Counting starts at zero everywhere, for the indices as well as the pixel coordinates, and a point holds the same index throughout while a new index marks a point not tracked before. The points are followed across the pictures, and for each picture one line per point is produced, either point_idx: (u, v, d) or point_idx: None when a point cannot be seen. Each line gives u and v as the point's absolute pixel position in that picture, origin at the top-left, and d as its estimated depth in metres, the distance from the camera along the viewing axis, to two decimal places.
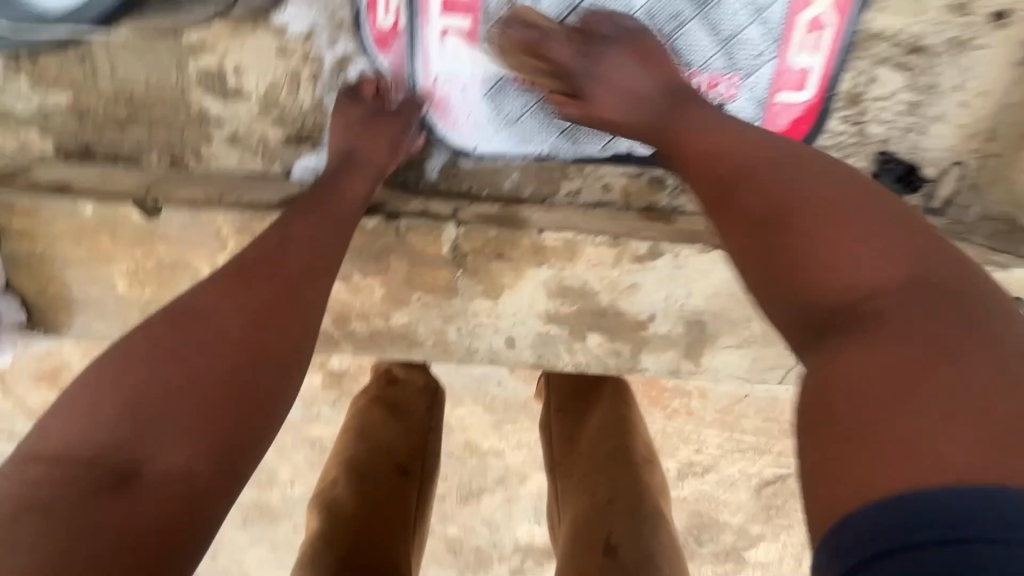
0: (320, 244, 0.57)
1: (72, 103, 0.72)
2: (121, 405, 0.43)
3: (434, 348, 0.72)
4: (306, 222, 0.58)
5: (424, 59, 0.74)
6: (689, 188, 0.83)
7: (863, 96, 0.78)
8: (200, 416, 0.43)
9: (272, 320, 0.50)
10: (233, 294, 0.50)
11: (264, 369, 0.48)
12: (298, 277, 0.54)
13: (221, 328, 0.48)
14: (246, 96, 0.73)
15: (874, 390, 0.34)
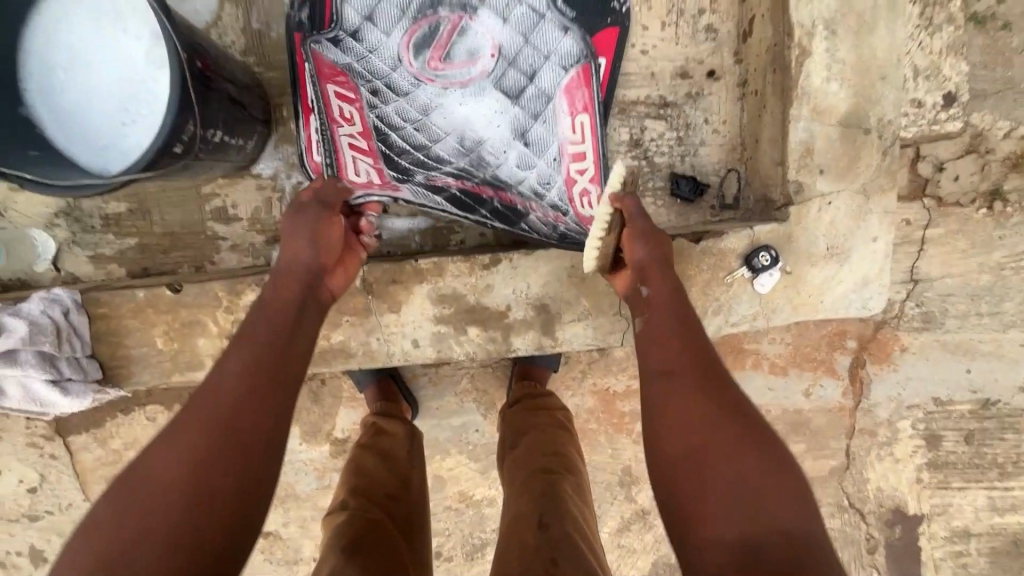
0: (254, 369, 0.67)
1: (137, 243, 1.16)
2: (103, 549, 0.54)
3: (364, 356, 1.02)
4: (245, 348, 0.68)
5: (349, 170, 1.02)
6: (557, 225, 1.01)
7: (642, 140, 1.12)
8: (168, 549, 0.54)
9: (219, 445, 0.61)
10: (193, 429, 0.61)
11: (221, 487, 0.59)
12: (236, 406, 0.63)
13: (175, 460, 0.59)
14: (240, 219, 1.16)
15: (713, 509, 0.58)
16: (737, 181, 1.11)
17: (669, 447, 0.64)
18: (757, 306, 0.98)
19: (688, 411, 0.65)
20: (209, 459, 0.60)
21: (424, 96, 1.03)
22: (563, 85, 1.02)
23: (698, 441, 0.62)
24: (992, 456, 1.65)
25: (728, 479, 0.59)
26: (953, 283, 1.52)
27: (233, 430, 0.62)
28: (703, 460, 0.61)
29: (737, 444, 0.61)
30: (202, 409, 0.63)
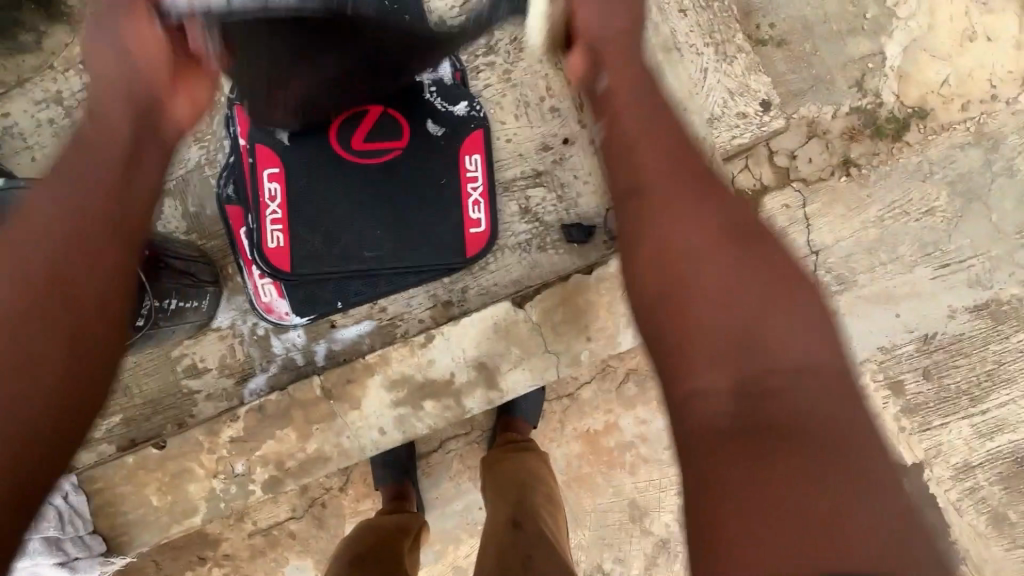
0: (70, 240, 0.65)
1: (122, 417, 1.29)
2: None
3: (339, 456, 1.13)
4: (73, 196, 0.68)
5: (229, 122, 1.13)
6: (460, 276, 1.32)
7: (529, 206, 1.33)
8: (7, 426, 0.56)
9: (39, 304, 0.61)
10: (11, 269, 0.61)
11: (55, 349, 0.60)
12: (81, 273, 0.64)
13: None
14: (210, 370, 1.30)
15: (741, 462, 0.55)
16: (617, 216, 1.31)
17: (653, 296, 0.69)
18: None
19: (673, 264, 0.69)
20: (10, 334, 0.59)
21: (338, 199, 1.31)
22: (460, 153, 1.31)
23: (690, 301, 0.66)
24: (956, 387, 1.74)
25: (726, 342, 0.62)
26: (848, 245, 1.71)
27: (70, 280, 0.63)
28: (698, 312, 0.65)
29: (734, 288, 0.65)
30: (59, 259, 0.64)
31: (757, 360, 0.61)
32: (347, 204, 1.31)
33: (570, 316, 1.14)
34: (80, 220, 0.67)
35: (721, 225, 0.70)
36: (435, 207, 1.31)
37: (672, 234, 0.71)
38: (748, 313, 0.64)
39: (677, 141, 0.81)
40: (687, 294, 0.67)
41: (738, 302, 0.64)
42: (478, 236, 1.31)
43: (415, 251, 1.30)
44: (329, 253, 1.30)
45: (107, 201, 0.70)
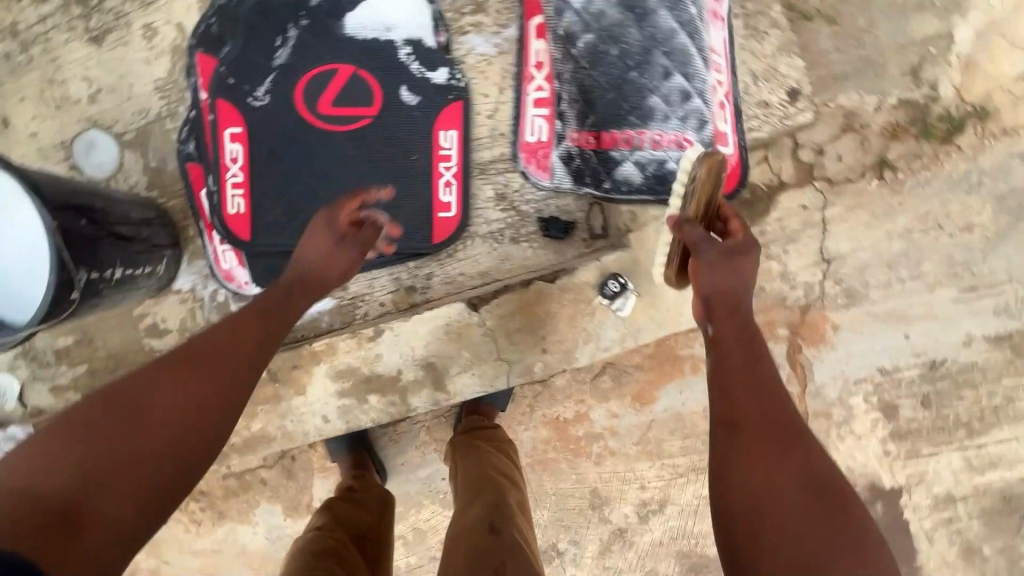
0: (221, 375, 0.77)
1: (87, 368, 1.31)
2: (74, 466, 0.64)
3: (283, 438, 1.12)
4: (234, 330, 0.82)
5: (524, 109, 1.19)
6: (426, 261, 1.25)
7: (507, 192, 1.22)
8: (130, 493, 0.65)
9: (188, 415, 0.72)
10: (175, 383, 0.73)
11: (188, 454, 0.71)
12: (216, 386, 0.76)
13: (162, 423, 0.70)
14: (170, 331, 1.30)
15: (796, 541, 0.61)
16: (599, 213, 1.20)
17: (741, 530, 0.64)
18: (623, 329, 1.05)
19: (755, 491, 0.66)
20: (123, 460, 0.66)
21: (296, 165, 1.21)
22: (434, 127, 1.19)
23: (780, 514, 0.63)
24: (955, 417, 1.62)
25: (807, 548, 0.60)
26: (867, 255, 1.50)
27: (205, 406, 0.74)
28: (781, 528, 0.62)
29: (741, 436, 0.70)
30: (180, 399, 0.72)
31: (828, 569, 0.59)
32: (308, 177, 1.21)
33: (528, 326, 1.06)
34: (213, 378, 0.76)
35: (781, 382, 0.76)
36: (405, 189, 1.21)
37: (764, 417, 0.71)
38: (799, 522, 0.63)
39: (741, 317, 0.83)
40: (769, 516, 0.64)
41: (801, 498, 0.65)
42: (446, 221, 1.22)
43: (378, 230, 1.23)
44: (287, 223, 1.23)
45: (250, 361, 0.81)
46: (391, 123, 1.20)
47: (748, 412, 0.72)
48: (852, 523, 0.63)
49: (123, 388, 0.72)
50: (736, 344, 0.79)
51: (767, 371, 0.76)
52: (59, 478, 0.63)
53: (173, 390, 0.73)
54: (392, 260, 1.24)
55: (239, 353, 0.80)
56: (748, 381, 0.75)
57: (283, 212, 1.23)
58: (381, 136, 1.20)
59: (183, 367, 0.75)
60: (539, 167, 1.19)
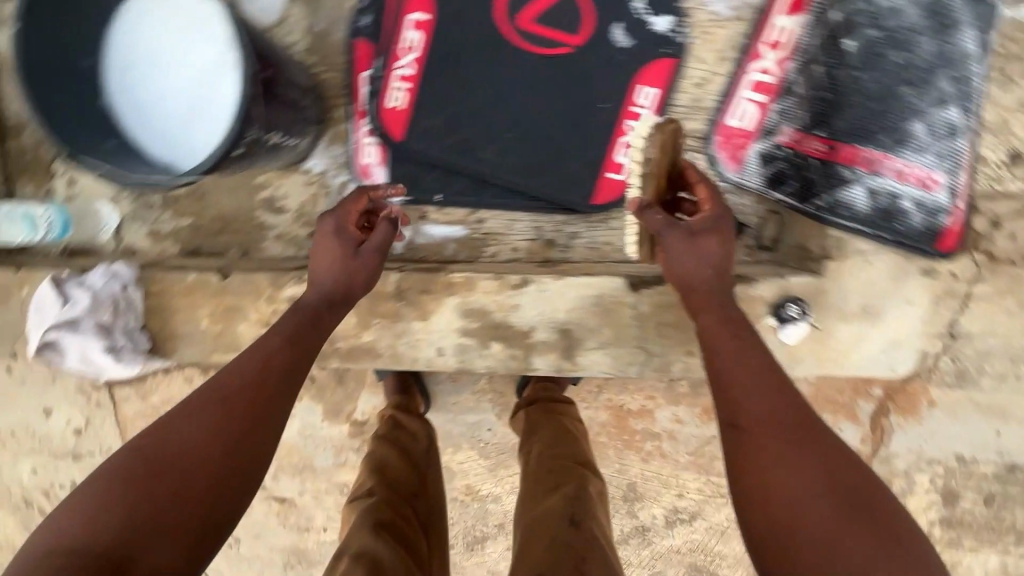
0: (249, 404, 0.73)
1: (192, 223, 1.24)
2: (118, 517, 0.60)
3: (391, 358, 1.07)
4: (264, 358, 0.78)
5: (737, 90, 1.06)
6: (574, 219, 1.16)
7: (686, 172, 1.12)
8: (175, 537, 0.61)
9: (222, 451, 0.68)
10: (208, 420, 0.69)
11: (227, 488, 0.67)
12: (253, 416, 0.72)
13: (198, 458, 0.67)
14: (287, 210, 1.22)
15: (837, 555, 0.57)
16: (776, 224, 1.10)
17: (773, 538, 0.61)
18: (782, 356, 0.98)
19: (782, 497, 0.63)
20: (164, 499, 0.63)
21: (475, 75, 1.11)
22: (636, 78, 1.07)
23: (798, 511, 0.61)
24: (1011, 522, 1.58)
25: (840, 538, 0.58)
26: (993, 342, 1.33)
27: (242, 434, 0.70)
28: (811, 527, 0.60)
29: (751, 437, 0.68)
30: (205, 434, 0.68)
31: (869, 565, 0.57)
32: (482, 94, 1.11)
33: (683, 324, 0.99)
34: (250, 404, 0.73)
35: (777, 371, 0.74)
36: (580, 138, 1.10)
37: (768, 413, 0.69)
38: (830, 527, 0.59)
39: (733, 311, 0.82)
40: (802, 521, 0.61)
41: (817, 490, 0.63)
42: (613, 183, 1.12)
43: (538, 172, 1.13)
44: (446, 135, 1.13)
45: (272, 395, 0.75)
46: (591, 61, 1.07)
47: (755, 410, 0.70)
48: (873, 505, 0.62)
49: (159, 432, 0.68)
50: (727, 340, 0.77)
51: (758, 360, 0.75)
52: (108, 529, 0.59)
53: (212, 421, 0.70)
54: (542, 207, 1.15)
55: (270, 382, 0.76)
56: (748, 384, 0.72)
57: (444, 121, 1.13)
58: (576, 72, 1.08)
59: (212, 402, 0.71)
60: (731, 156, 1.08)
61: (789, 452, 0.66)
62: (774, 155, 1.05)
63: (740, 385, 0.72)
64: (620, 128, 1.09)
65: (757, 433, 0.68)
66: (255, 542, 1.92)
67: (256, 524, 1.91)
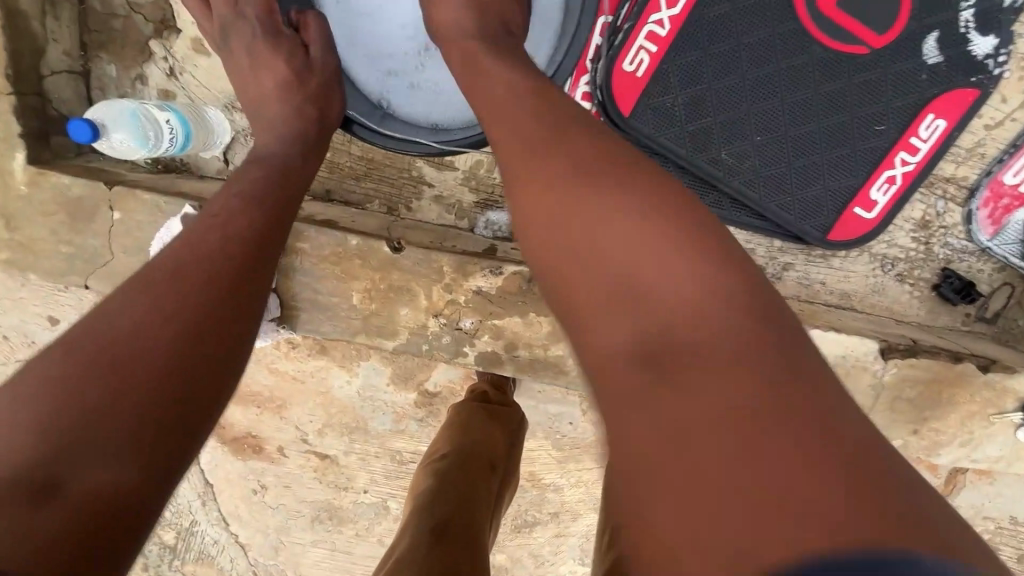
0: (211, 284, 0.56)
1: (328, 160, 0.98)
2: (37, 417, 0.45)
3: (577, 378, 0.92)
4: (209, 234, 0.60)
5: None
6: (792, 250, 1.01)
7: (933, 223, 0.98)
8: (125, 440, 0.46)
9: (154, 335, 0.51)
10: (149, 303, 0.53)
11: (202, 389, 0.51)
12: (170, 288, 0.55)
13: (145, 343, 0.50)
14: (455, 168, 0.98)
15: (727, 446, 0.39)
16: (1009, 297, 1.00)
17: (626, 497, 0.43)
18: (1007, 451, 0.91)
19: (635, 430, 0.43)
20: (99, 395, 0.47)
21: (741, 57, 0.90)
22: (927, 103, 0.90)
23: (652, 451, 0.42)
24: None
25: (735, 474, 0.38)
26: None
27: (200, 322, 0.54)
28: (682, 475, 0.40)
29: (632, 278, 0.48)
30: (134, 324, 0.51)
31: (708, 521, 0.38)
32: (741, 79, 0.91)
33: (921, 402, 0.89)
34: (175, 277, 0.56)
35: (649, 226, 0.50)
36: (840, 159, 0.94)
37: (611, 252, 0.49)
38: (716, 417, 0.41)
39: (596, 147, 0.56)
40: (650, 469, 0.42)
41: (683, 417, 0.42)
42: (857, 220, 0.96)
43: (776, 189, 0.96)
44: (684, 121, 0.93)
45: (244, 286, 0.58)
46: (883, 73, 0.90)
47: (621, 240, 0.50)
48: (772, 349, 0.44)
49: (89, 329, 0.50)
50: (544, 209, 0.54)
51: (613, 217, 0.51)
52: (28, 433, 0.45)
53: (152, 302, 0.53)
54: (765, 230, 0.99)
55: (223, 266, 0.58)
56: (605, 214, 0.51)
57: (684, 104, 0.92)
58: (860, 78, 0.90)
59: (152, 283, 0.54)
60: (994, 220, 0.95)
61: (663, 299, 0.47)
62: None
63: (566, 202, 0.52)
64: (887, 159, 0.93)
65: (635, 271, 0.48)
66: (285, 491, 1.79)
67: (287, 475, 1.77)
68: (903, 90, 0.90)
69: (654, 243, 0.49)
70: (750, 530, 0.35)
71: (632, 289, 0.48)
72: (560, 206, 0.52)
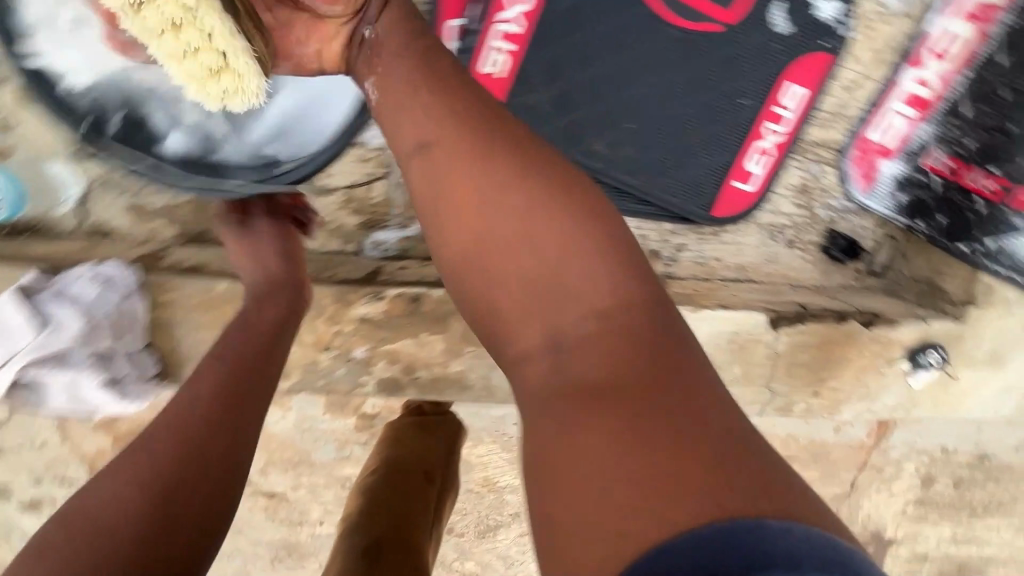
0: (196, 401, 0.61)
1: (194, 200, 0.92)
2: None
3: (482, 391, 0.90)
4: (218, 366, 0.65)
5: (886, 100, 0.94)
6: (683, 232, 1.02)
7: (813, 187, 1.00)
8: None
9: (195, 463, 0.55)
10: (149, 442, 0.56)
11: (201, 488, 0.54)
12: (218, 417, 0.60)
13: (130, 481, 0.52)
14: (332, 192, 0.94)
15: (640, 431, 0.45)
16: (892, 250, 1.02)
17: (549, 508, 0.46)
18: (903, 398, 0.94)
19: (547, 436, 0.49)
20: (146, 468, 0.54)
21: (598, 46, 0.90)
22: (785, 71, 0.91)
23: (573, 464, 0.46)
24: None
25: (649, 481, 0.42)
26: None
27: (202, 443, 0.57)
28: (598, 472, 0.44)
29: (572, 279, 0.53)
30: (215, 413, 0.60)
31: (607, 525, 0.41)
32: (600, 71, 0.91)
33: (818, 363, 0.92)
34: (224, 405, 0.61)
35: (569, 219, 0.55)
36: (711, 137, 0.94)
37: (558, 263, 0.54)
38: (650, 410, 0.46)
39: (518, 151, 0.58)
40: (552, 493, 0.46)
41: (602, 433, 0.46)
42: (737, 194, 0.97)
43: (654, 173, 0.95)
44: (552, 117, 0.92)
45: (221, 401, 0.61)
46: (738, 48, 0.90)
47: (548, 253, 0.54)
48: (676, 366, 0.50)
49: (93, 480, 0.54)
50: (474, 219, 0.57)
51: (550, 235, 0.55)
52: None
53: (176, 437, 0.57)
54: (650, 214, 0.98)
55: (231, 389, 0.63)
56: (537, 217, 0.55)
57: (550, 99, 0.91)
58: (717, 54, 0.91)
59: (188, 391, 0.62)
60: (864, 177, 0.97)
61: (627, 304, 0.52)
62: (916, 181, 0.95)
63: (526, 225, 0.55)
64: (757, 130, 0.94)
65: (581, 272, 0.53)
66: (237, 536, 1.72)
67: (238, 518, 1.71)
68: (760, 61, 0.91)
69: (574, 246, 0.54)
70: (652, 499, 0.41)
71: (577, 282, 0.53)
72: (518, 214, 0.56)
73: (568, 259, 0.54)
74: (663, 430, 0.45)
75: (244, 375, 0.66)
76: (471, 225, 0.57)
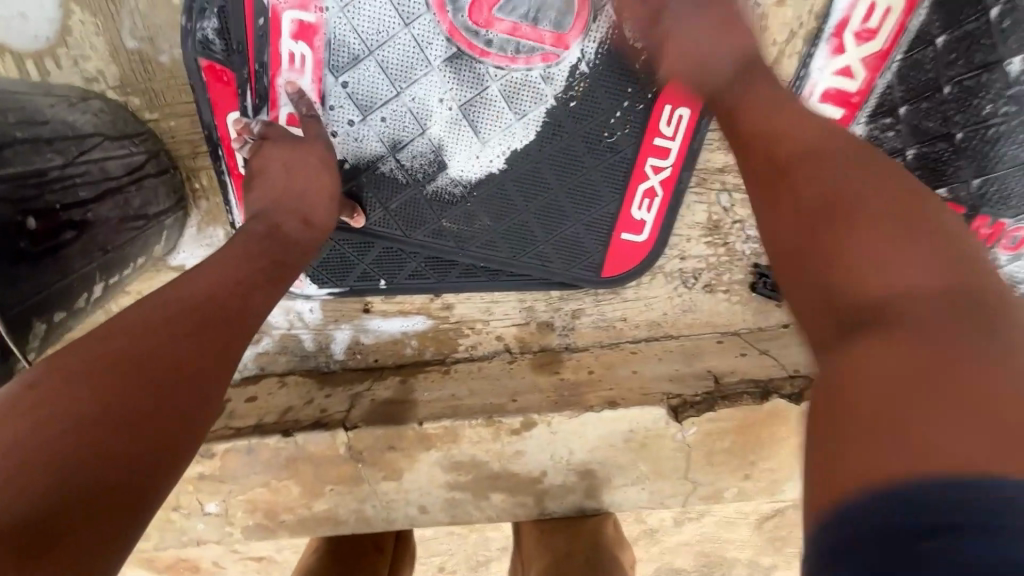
0: (145, 361, 0.45)
1: None
2: None
3: (358, 522, 0.80)
4: (147, 316, 0.48)
5: (797, 106, 0.72)
6: (574, 299, 0.86)
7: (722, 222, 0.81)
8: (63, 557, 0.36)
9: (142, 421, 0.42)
10: (101, 393, 0.42)
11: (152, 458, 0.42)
12: (151, 368, 0.45)
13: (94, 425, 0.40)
14: None
15: (895, 379, 0.33)
16: None
17: (836, 440, 0.34)
18: None
19: (853, 292, 0.39)
20: (68, 451, 0.38)
21: (406, 114, 0.71)
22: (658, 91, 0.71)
23: (866, 337, 0.37)
24: None
25: (923, 390, 0.32)
26: None
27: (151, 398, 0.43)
28: (938, 393, 0.32)
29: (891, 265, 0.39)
30: (150, 383, 0.44)
31: (870, 440, 0.32)
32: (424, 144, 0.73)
33: (741, 449, 0.76)
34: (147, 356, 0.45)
35: (903, 262, 0.39)
36: (578, 192, 0.76)
37: (869, 194, 0.43)
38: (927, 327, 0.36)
39: (790, 135, 0.51)
40: (854, 357, 0.37)
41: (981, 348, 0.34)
42: (629, 246, 0.80)
43: (518, 238, 0.78)
44: (380, 202, 0.76)
45: (181, 362, 0.46)
46: (588, 78, 0.71)
47: (912, 274, 0.38)
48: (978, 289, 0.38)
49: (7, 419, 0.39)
50: (785, 191, 0.48)
51: (879, 201, 0.42)
52: None
53: (117, 384, 0.43)
54: (532, 284, 0.82)
55: (173, 355, 0.47)
56: (867, 171, 0.45)
57: (371, 181, 0.74)
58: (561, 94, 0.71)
59: (134, 338, 0.46)
60: None
61: (925, 308, 0.37)
62: None
63: (894, 199, 0.42)
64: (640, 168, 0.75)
65: (877, 264, 0.39)
66: None
67: None
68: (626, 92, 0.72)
69: (874, 224, 0.41)
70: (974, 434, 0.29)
71: (863, 250, 0.40)
72: (854, 153, 0.47)
73: (838, 188, 0.44)
74: (931, 397, 0.32)
75: (213, 374, 0.48)
76: (764, 153, 0.52)
